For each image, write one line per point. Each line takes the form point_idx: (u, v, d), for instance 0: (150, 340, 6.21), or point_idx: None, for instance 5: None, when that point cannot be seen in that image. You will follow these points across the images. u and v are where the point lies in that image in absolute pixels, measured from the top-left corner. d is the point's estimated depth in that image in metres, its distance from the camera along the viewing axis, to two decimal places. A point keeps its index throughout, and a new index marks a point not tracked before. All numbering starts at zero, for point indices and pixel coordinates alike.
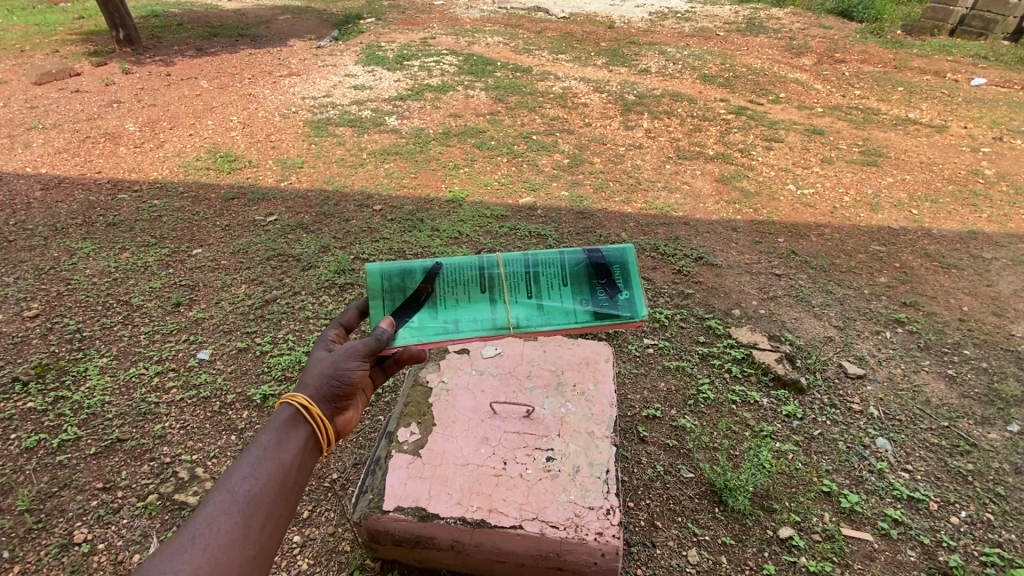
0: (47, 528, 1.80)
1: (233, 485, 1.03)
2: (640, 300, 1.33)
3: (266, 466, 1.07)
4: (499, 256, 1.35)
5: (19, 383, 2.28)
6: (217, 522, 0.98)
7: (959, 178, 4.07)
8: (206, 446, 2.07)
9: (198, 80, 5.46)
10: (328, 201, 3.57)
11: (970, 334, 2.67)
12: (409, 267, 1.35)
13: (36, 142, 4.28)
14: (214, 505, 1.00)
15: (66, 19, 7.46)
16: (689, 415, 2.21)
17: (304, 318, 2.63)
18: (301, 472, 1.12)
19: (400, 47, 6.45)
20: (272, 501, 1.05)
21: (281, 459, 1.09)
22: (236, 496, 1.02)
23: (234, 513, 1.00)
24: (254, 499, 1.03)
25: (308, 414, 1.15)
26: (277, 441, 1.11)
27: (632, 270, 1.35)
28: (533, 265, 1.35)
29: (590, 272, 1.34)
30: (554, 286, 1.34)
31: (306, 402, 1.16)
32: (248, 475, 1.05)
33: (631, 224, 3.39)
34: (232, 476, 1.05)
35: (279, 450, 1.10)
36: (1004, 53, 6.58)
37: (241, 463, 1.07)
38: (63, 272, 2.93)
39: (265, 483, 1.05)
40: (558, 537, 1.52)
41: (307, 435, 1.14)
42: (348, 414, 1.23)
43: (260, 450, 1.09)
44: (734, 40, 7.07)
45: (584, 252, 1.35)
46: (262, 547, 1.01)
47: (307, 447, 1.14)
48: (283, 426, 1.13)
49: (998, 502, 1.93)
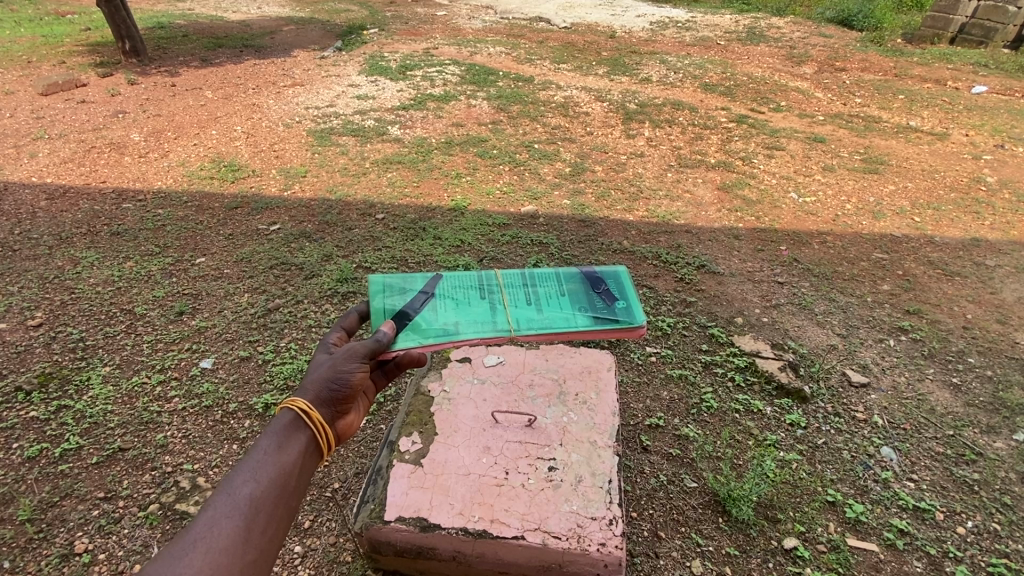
0: (48, 538, 1.79)
1: (234, 488, 1.03)
2: (637, 310, 1.40)
3: (267, 471, 1.07)
4: (499, 274, 1.45)
5: (21, 393, 2.28)
6: (218, 526, 0.98)
7: (961, 186, 4.07)
8: (207, 456, 2.07)
9: (203, 90, 5.50)
10: (331, 209, 3.58)
11: (974, 342, 2.65)
12: (411, 282, 1.42)
13: (41, 153, 4.31)
14: (216, 509, 1.00)
15: (73, 30, 7.54)
16: (692, 424, 2.20)
17: (306, 327, 2.64)
18: (302, 476, 1.12)
19: (403, 57, 6.49)
20: (273, 505, 1.05)
21: (282, 462, 1.09)
22: (238, 500, 1.02)
23: (235, 517, 1.00)
24: (254, 503, 1.03)
25: (308, 417, 1.15)
26: (278, 445, 1.11)
27: (626, 287, 1.46)
28: (531, 279, 1.45)
29: (587, 287, 1.44)
30: (551, 295, 1.42)
31: (306, 407, 1.15)
32: (249, 479, 1.05)
33: (633, 233, 3.39)
34: (232, 480, 1.05)
35: (280, 454, 1.10)
36: (1005, 61, 6.60)
37: (241, 467, 1.06)
38: (67, 280, 2.94)
39: (266, 488, 1.05)
40: (561, 548, 1.51)
41: (309, 439, 1.14)
42: (349, 419, 1.22)
43: (260, 454, 1.08)
44: (735, 48, 7.10)
45: (580, 272, 1.48)
46: (263, 550, 1.01)
47: (308, 451, 1.13)
48: (283, 431, 1.12)
49: (1005, 512, 1.91)
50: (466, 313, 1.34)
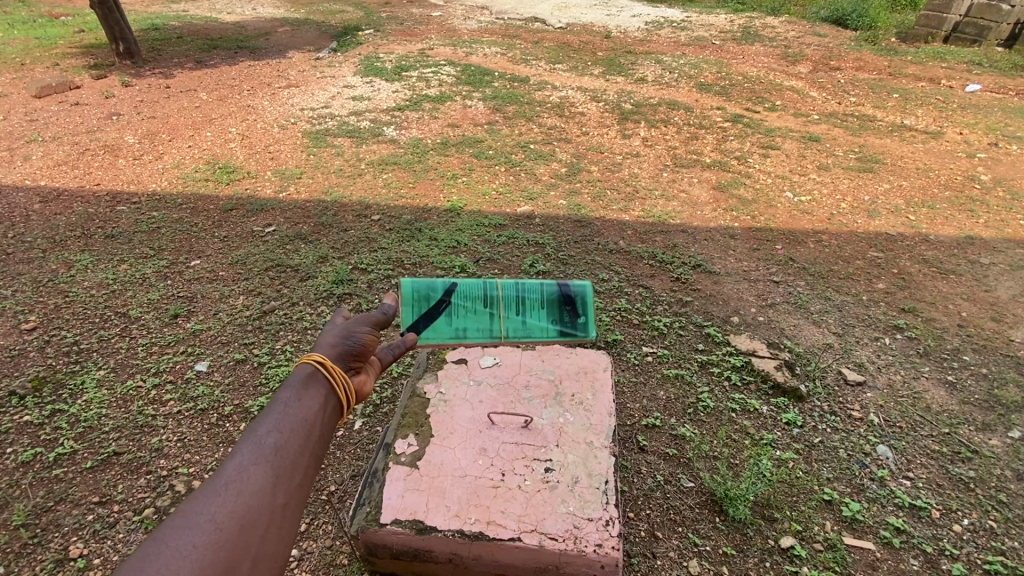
0: (43, 543, 1.78)
1: (259, 436, 1.01)
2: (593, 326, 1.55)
3: (291, 420, 1.05)
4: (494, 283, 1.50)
5: (15, 397, 2.27)
6: (246, 472, 0.95)
7: (955, 184, 4.08)
8: (202, 459, 2.06)
9: (198, 92, 5.48)
10: (326, 211, 3.58)
11: (969, 340, 2.66)
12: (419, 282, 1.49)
13: (35, 155, 4.29)
14: (242, 456, 0.97)
15: (66, 32, 7.51)
16: (689, 424, 2.20)
17: (302, 329, 2.63)
18: (326, 426, 1.09)
19: (398, 58, 6.49)
20: (300, 451, 1.02)
21: (304, 412, 1.07)
22: (264, 447, 1.00)
23: (262, 462, 0.97)
24: (281, 451, 1.00)
25: (325, 367, 1.15)
26: (301, 396, 1.09)
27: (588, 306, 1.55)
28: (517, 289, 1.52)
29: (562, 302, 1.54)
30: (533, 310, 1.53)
31: (322, 360, 1.15)
32: (273, 428, 1.03)
33: (629, 233, 3.39)
34: (257, 430, 1.02)
35: (302, 404, 1.08)
36: (998, 59, 6.63)
37: (264, 419, 1.04)
38: (62, 284, 2.93)
39: (292, 435, 1.03)
40: (558, 550, 1.51)
41: (328, 390, 1.12)
42: (362, 377, 1.23)
43: (283, 404, 1.06)
44: (730, 48, 7.12)
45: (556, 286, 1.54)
46: (293, 495, 0.97)
47: (330, 401, 1.12)
48: (302, 383, 1.11)
49: (1001, 509, 1.92)
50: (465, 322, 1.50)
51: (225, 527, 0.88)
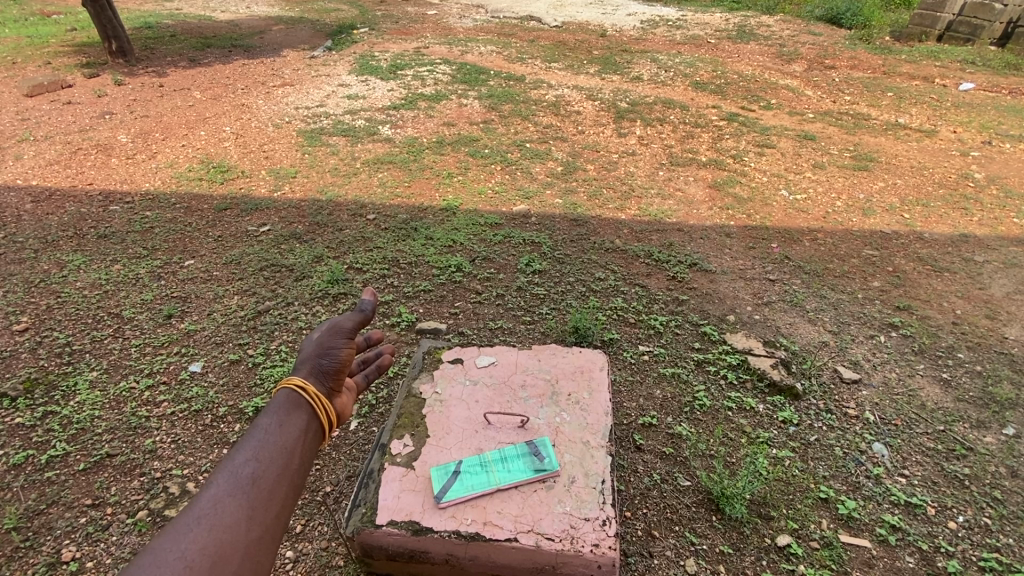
0: (35, 547, 1.77)
1: (236, 467, 1.02)
2: (551, 447, 1.72)
3: (268, 450, 1.06)
4: (490, 476, 1.64)
5: (7, 400, 2.25)
6: (222, 504, 0.96)
7: (949, 182, 4.09)
8: (196, 461, 2.04)
9: (191, 91, 5.44)
10: (322, 210, 3.56)
11: (964, 337, 2.67)
12: (436, 482, 1.63)
13: (26, 155, 4.25)
14: (219, 486, 0.98)
15: (59, 31, 7.45)
16: (686, 422, 2.20)
17: (298, 329, 2.62)
18: (304, 455, 1.10)
19: (393, 57, 6.47)
20: (276, 483, 1.03)
21: (283, 441, 1.09)
22: (240, 479, 1.01)
23: (238, 495, 0.98)
24: (258, 482, 1.01)
25: (304, 393, 1.17)
26: (279, 424, 1.11)
27: (551, 454, 1.70)
28: (499, 466, 1.67)
29: (533, 457, 1.69)
30: (510, 455, 1.70)
31: (304, 386, 1.18)
32: (251, 459, 1.04)
33: (625, 231, 3.39)
34: (234, 459, 1.03)
35: (281, 433, 1.10)
36: (992, 58, 6.66)
37: (243, 446, 1.06)
38: (54, 285, 2.90)
39: (269, 466, 1.04)
40: (554, 550, 1.51)
41: (308, 417, 1.15)
42: (343, 399, 1.26)
43: (262, 433, 1.08)
44: (725, 46, 7.12)
45: (533, 467, 1.66)
46: (269, 528, 0.98)
47: (308, 430, 1.13)
48: (282, 411, 1.13)
49: (996, 506, 1.92)
50: (462, 459, 1.69)
51: (197, 562, 0.89)
